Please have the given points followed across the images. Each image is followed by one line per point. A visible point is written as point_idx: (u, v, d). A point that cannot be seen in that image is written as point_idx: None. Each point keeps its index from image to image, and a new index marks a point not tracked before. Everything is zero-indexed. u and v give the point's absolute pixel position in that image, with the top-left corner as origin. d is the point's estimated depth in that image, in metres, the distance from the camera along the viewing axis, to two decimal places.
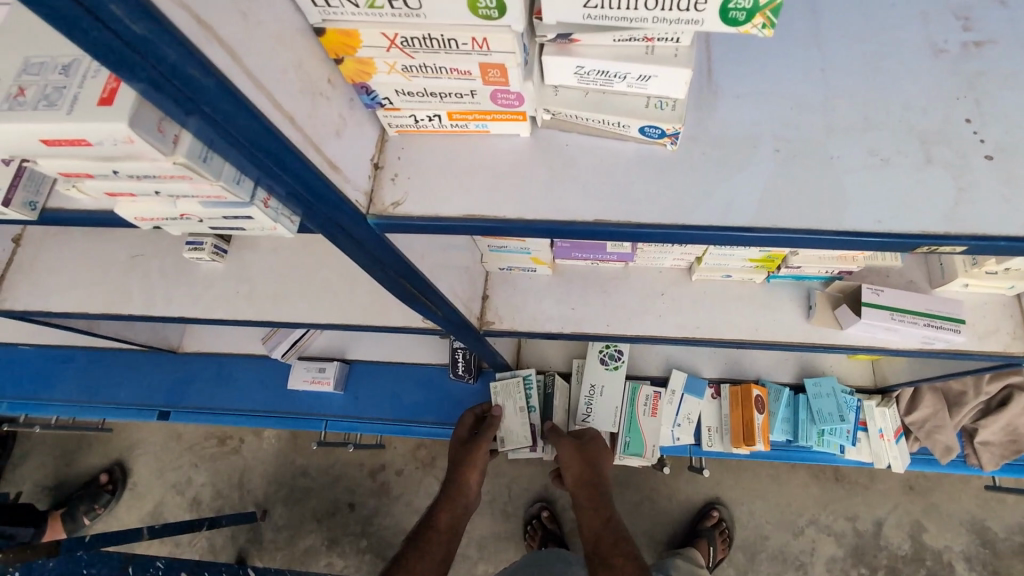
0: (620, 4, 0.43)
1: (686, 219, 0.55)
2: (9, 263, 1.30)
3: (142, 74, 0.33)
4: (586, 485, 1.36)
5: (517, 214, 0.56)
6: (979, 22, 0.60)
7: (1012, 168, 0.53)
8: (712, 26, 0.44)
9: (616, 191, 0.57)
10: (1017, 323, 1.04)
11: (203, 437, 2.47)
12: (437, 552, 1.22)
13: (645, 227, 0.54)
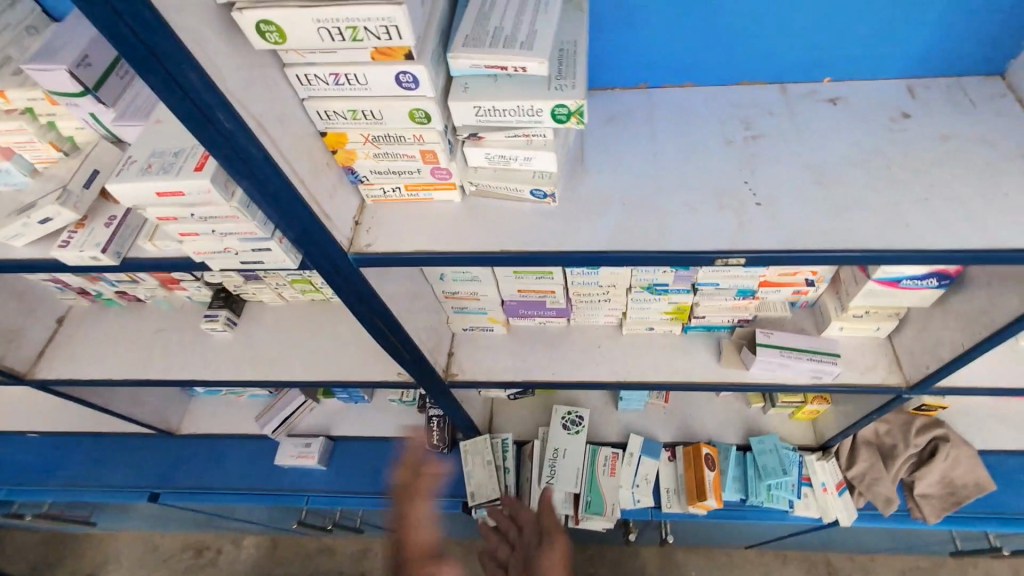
0: (494, 111, 0.72)
1: (562, 248, 0.82)
2: (51, 339, 1.55)
3: (224, 154, 0.61)
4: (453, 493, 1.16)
5: (451, 252, 0.83)
6: (755, 125, 0.92)
7: (774, 209, 0.81)
8: (549, 123, 0.72)
9: (518, 234, 0.84)
10: (891, 359, 1.25)
11: (181, 548, 2.46)
12: None
13: (535, 254, 0.81)
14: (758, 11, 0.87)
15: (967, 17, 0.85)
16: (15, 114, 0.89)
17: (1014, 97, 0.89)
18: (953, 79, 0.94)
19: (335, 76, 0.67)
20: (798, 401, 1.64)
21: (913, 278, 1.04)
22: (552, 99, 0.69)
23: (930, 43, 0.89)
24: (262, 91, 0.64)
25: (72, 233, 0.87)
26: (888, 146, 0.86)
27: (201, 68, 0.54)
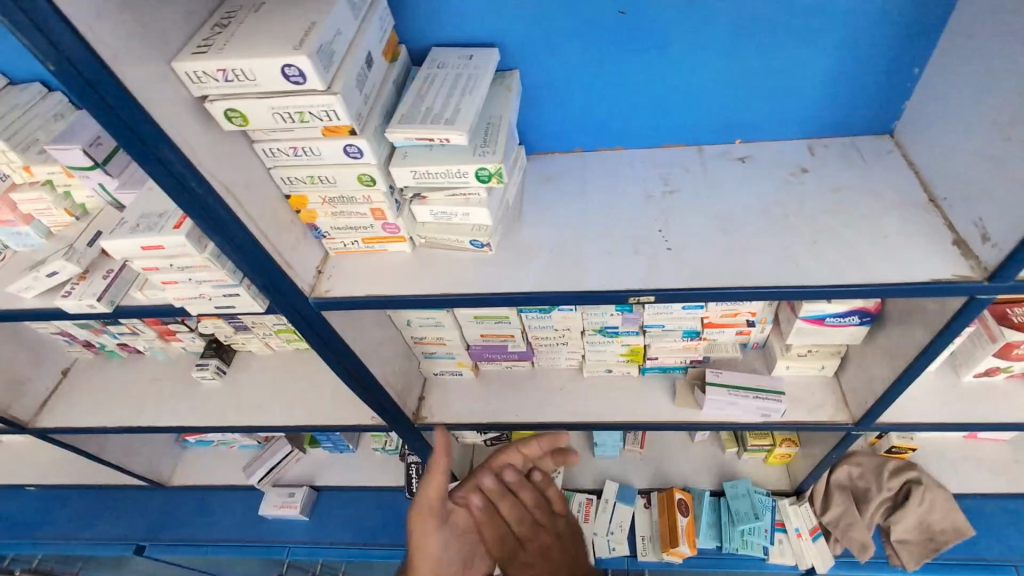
0: (429, 174, 0.85)
1: (495, 291, 0.93)
2: (54, 390, 1.66)
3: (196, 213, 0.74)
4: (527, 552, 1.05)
5: (399, 295, 0.94)
6: (673, 182, 1.05)
7: (682, 254, 0.92)
8: (474, 180, 0.86)
9: (458, 280, 0.95)
10: (837, 396, 1.31)
11: None
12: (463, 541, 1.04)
13: (471, 296, 0.93)
14: (664, 86, 1.03)
15: (843, 86, 0.99)
16: (36, 185, 1.05)
17: (899, 152, 1.01)
18: (848, 137, 1.06)
19: (293, 149, 0.81)
20: (767, 444, 1.68)
21: (835, 315, 1.12)
22: (475, 163, 0.83)
23: (817, 108, 1.03)
24: (231, 164, 0.78)
25: (74, 285, 0.99)
26: (786, 198, 0.98)
27: (175, 147, 0.68)
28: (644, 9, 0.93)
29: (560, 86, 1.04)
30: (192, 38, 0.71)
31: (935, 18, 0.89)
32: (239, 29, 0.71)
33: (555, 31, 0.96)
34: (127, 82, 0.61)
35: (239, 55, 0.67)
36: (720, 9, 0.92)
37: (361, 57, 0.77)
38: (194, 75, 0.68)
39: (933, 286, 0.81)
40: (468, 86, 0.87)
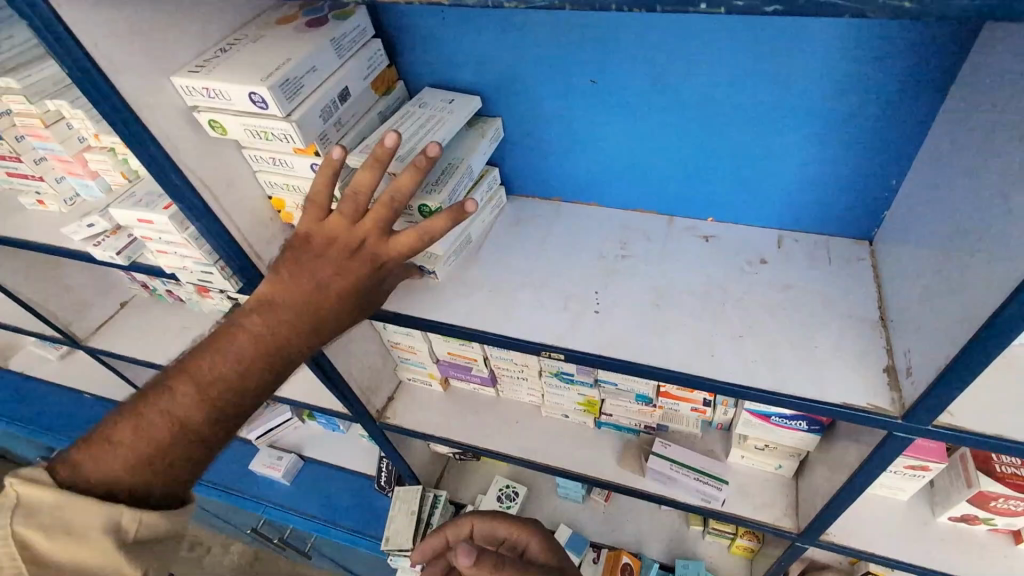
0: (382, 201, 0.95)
1: (427, 315, 1.00)
2: (110, 317, 1.95)
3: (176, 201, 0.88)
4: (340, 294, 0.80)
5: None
6: (631, 248, 1.05)
7: (606, 320, 0.93)
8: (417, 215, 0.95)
9: (402, 300, 1.04)
10: (790, 501, 1.23)
11: None
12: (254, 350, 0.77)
13: (406, 316, 1.01)
14: (637, 153, 1.05)
15: (819, 182, 0.96)
16: (104, 150, 1.26)
17: (871, 262, 0.95)
18: (824, 236, 1.02)
19: (271, 160, 0.93)
20: (729, 532, 1.60)
21: (781, 415, 1.08)
22: (418, 198, 0.92)
23: (791, 201, 1.00)
24: (212, 164, 0.91)
25: (105, 237, 1.18)
26: (732, 286, 0.96)
27: (159, 144, 0.82)
28: (616, 80, 0.96)
29: (539, 138, 1.09)
30: (197, 58, 0.86)
31: (914, 132, 0.85)
32: (233, 56, 0.84)
33: (534, 88, 1.02)
34: (122, 86, 0.76)
35: (218, 78, 0.80)
36: (691, 89, 0.92)
37: (335, 90, 0.88)
38: (186, 88, 0.82)
39: (842, 409, 0.78)
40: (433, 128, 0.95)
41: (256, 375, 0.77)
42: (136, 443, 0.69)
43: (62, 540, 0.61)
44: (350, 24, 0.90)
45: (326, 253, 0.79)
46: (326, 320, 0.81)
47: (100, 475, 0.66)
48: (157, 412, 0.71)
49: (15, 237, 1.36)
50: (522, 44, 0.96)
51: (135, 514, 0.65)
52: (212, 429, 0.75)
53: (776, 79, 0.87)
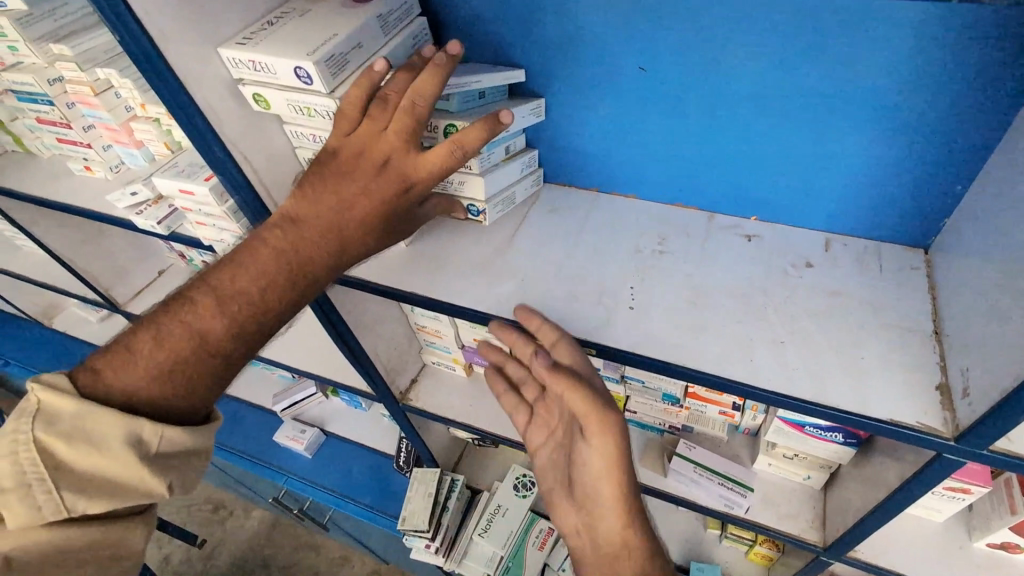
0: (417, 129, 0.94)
1: (459, 301, 0.99)
2: (148, 284, 2.00)
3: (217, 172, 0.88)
4: (365, 217, 0.78)
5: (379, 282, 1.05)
6: (669, 244, 1.02)
7: (640, 316, 0.91)
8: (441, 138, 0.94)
9: (433, 285, 1.03)
10: (817, 513, 1.19)
11: (203, 501, 2.84)
12: (271, 271, 0.77)
13: (436, 301, 1.00)
14: (681, 145, 1.01)
15: (875, 185, 0.91)
16: (148, 120, 1.28)
17: (926, 272, 0.90)
18: (875, 241, 0.97)
19: (312, 136, 0.93)
20: (748, 539, 1.57)
21: (816, 426, 1.04)
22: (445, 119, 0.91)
23: (842, 202, 0.96)
24: (253, 137, 0.91)
25: (147, 206, 1.21)
26: (775, 288, 0.92)
27: (203, 115, 0.82)
28: (665, 68, 0.92)
29: (580, 126, 1.06)
30: (244, 30, 0.86)
31: (983, 136, 0.79)
32: (279, 29, 0.84)
33: (579, 74, 0.99)
34: (169, 55, 0.76)
35: (264, 50, 0.79)
36: (743, 81, 0.89)
37: None
38: (232, 60, 0.82)
39: (888, 426, 0.74)
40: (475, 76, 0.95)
41: (275, 296, 0.77)
42: (155, 355, 0.72)
43: (81, 447, 0.67)
44: (397, 1, 0.88)
45: (353, 169, 0.78)
46: (350, 238, 0.79)
47: (119, 384, 0.71)
48: (178, 325, 0.74)
49: (62, 202, 1.40)
50: (569, 27, 0.93)
51: (155, 429, 0.69)
52: (229, 346, 0.76)
53: (836, 74, 0.82)
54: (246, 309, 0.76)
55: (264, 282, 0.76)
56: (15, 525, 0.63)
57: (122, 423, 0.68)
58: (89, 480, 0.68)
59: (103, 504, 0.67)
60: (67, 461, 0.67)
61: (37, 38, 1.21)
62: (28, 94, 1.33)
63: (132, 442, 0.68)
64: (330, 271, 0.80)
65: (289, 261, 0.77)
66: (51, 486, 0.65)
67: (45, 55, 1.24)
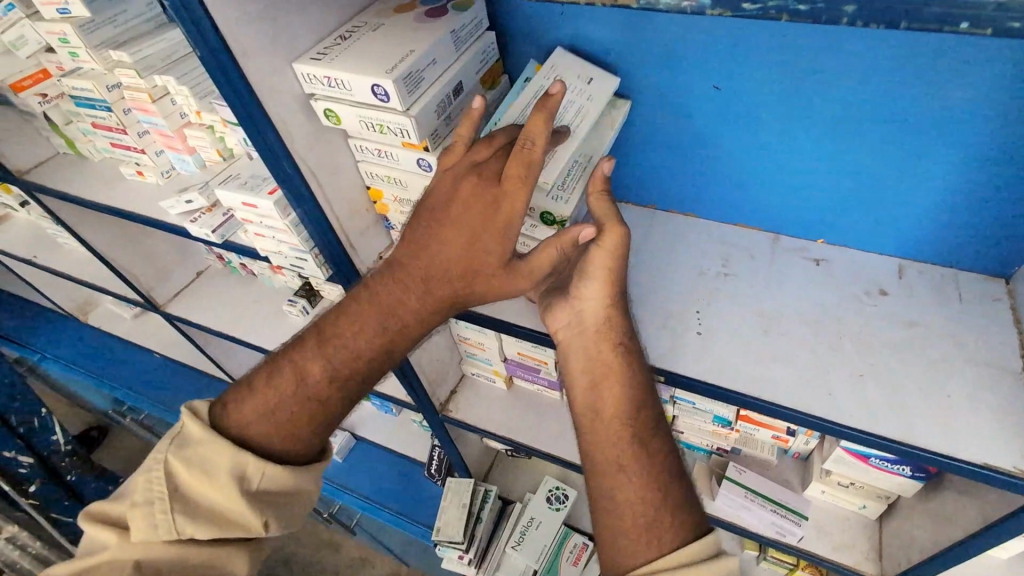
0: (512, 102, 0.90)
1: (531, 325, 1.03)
2: (186, 285, 2.01)
3: (285, 187, 0.88)
4: (456, 261, 0.77)
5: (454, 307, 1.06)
6: (733, 266, 1.00)
7: (708, 344, 0.90)
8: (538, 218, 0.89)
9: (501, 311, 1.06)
10: (873, 545, 1.16)
11: None
12: (371, 319, 0.80)
13: (515, 326, 1.03)
14: (748, 169, 0.98)
15: (956, 216, 0.88)
16: (202, 127, 1.29)
17: (1008, 303, 0.87)
18: (950, 270, 0.94)
19: (378, 151, 0.92)
20: (789, 563, 1.51)
21: (883, 458, 1.01)
22: (543, 205, 0.87)
23: (919, 232, 0.92)
24: (321, 152, 0.91)
25: (201, 214, 1.21)
26: (848, 317, 0.90)
27: (276, 131, 0.82)
28: (741, 89, 0.89)
29: (644, 145, 1.04)
30: (318, 44, 0.85)
31: None
32: (354, 44, 0.83)
33: (647, 92, 0.96)
34: (248, 72, 0.76)
35: (340, 68, 0.79)
36: (822, 108, 0.85)
37: (450, 85, 0.86)
38: (306, 76, 0.82)
39: (981, 469, 0.72)
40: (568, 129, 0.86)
41: (370, 343, 0.80)
42: (266, 395, 0.78)
43: (196, 472, 0.74)
44: (470, 16, 0.87)
45: (443, 214, 0.77)
46: (440, 283, 0.78)
47: (236, 419, 0.78)
48: (286, 368, 0.80)
49: (114, 205, 1.42)
50: (640, 45, 0.91)
51: (259, 467, 0.75)
52: (327, 391, 0.80)
53: (924, 104, 0.79)
54: (343, 354, 0.79)
55: (363, 331, 0.80)
56: (139, 538, 0.70)
57: (232, 457, 0.74)
58: (197, 505, 0.74)
59: (206, 529, 0.72)
60: (184, 485, 0.74)
61: (97, 45, 1.21)
62: (86, 100, 1.34)
63: (237, 476, 0.74)
64: (421, 319, 0.80)
65: (385, 308, 0.79)
66: (166, 506, 0.71)
67: (104, 62, 1.24)
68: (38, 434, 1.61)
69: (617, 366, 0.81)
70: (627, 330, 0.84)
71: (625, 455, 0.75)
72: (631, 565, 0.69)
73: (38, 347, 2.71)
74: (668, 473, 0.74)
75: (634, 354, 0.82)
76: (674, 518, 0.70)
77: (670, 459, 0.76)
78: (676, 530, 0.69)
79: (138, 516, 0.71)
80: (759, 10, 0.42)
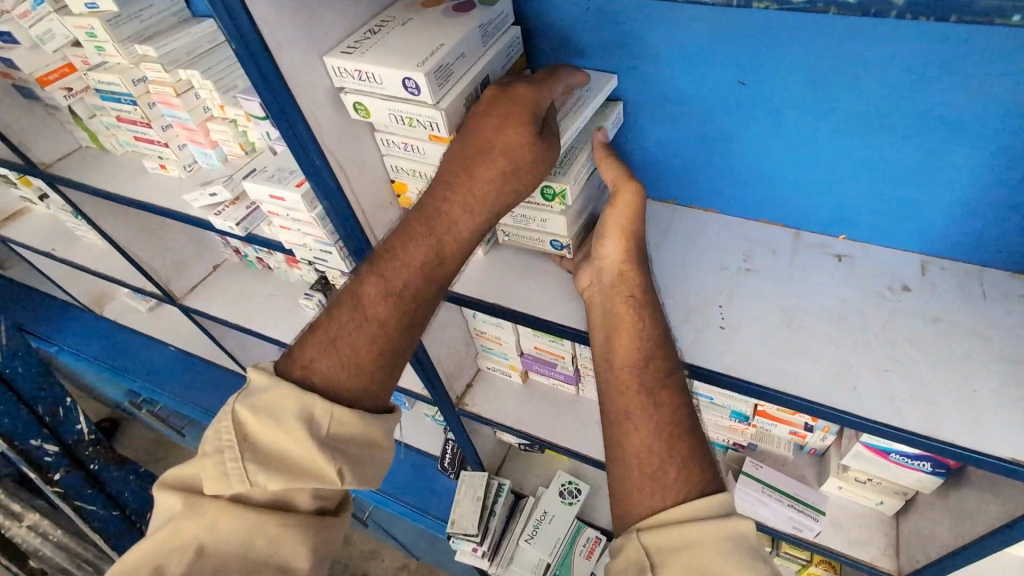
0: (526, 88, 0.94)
1: (555, 319, 1.02)
2: (203, 278, 2.03)
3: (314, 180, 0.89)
4: (507, 155, 0.81)
5: (470, 294, 1.08)
6: (754, 260, 1.01)
7: (731, 338, 0.90)
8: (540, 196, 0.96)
9: (524, 303, 1.05)
10: (890, 541, 1.17)
11: None
12: (422, 230, 0.83)
13: (538, 318, 1.02)
14: (770, 163, 0.98)
15: (980, 210, 0.88)
16: (225, 121, 1.30)
17: None
18: (973, 266, 0.94)
19: (405, 144, 0.93)
20: (803, 559, 1.50)
21: (903, 454, 1.01)
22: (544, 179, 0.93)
23: (942, 227, 0.92)
24: (348, 145, 0.92)
25: (225, 207, 1.23)
26: (872, 312, 0.90)
27: (306, 124, 0.84)
28: (765, 83, 0.89)
29: (666, 140, 1.04)
30: (347, 38, 0.86)
31: None
32: (383, 38, 0.84)
33: (670, 87, 0.96)
34: (281, 65, 0.77)
35: (371, 62, 0.80)
36: (845, 100, 0.85)
37: (478, 78, 0.87)
38: (337, 69, 0.83)
39: (1011, 465, 0.73)
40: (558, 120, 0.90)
41: (424, 252, 0.83)
42: (327, 328, 0.80)
43: (266, 421, 0.74)
44: (497, 10, 0.88)
45: (479, 122, 0.82)
46: (487, 179, 0.82)
47: (302, 359, 0.78)
48: (344, 302, 0.82)
49: (138, 198, 1.44)
50: (665, 39, 0.91)
51: (326, 409, 0.75)
52: (385, 307, 0.81)
53: (951, 95, 0.79)
54: (401, 277, 0.82)
55: (416, 241, 0.82)
56: (211, 487, 0.71)
57: (298, 402, 0.74)
58: (268, 455, 0.74)
59: (278, 480, 0.72)
60: (254, 436, 0.74)
61: (124, 39, 1.23)
62: (111, 93, 1.36)
63: (308, 420, 0.74)
64: (472, 220, 0.83)
65: (437, 217, 0.82)
66: (237, 454, 0.72)
67: (130, 56, 1.26)
68: (62, 424, 1.62)
69: (632, 316, 0.84)
70: (641, 283, 0.88)
71: (633, 404, 0.75)
72: (639, 515, 0.68)
73: (55, 339, 2.74)
74: (677, 425, 0.72)
75: (646, 304, 0.85)
76: (678, 471, 0.68)
77: (681, 413, 0.74)
78: (681, 483, 0.67)
79: (211, 465, 0.72)
80: (806, 4, 0.43)
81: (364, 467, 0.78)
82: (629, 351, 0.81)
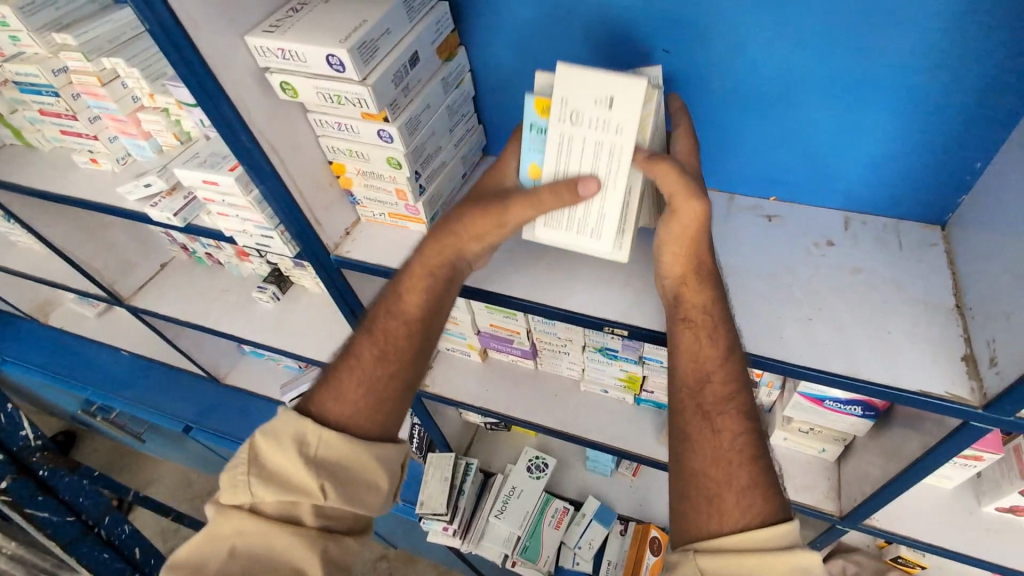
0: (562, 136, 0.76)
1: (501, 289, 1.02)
2: (151, 278, 1.97)
3: (246, 162, 0.88)
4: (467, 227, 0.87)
5: None
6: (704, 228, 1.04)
7: None
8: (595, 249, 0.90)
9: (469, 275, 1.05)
10: (832, 485, 1.24)
11: (206, 492, 2.82)
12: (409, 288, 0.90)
13: (484, 289, 1.02)
14: (702, 131, 1.01)
15: (895, 167, 0.93)
16: (156, 110, 1.25)
17: (945, 247, 0.93)
18: (892, 220, 0.99)
19: (338, 124, 0.92)
20: None
21: (836, 400, 1.07)
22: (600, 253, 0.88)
23: (862, 184, 0.97)
24: (280, 126, 0.90)
25: (161, 198, 1.19)
26: (799, 268, 0.95)
27: (232, 105, 0.82)
28: (689, 51, 0.91)
29: None
30: (269, 18, 0.85)
31: (1000, 118, 0.81)
32: (305, 16, 0.83)
33: (602, 58, 0.98)
34: (198, 44, 0.75)
35: (294, 39, 0.79)
36: (765, 65, 0.88)
37: (406, 54, 0.86)
38: (260, 48, 0.81)
39: (917, 396, 0.78)
40: (600, 178, 0.77)
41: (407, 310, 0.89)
42: (330, 368, 0.89)
43: (269, 440, 0.82)
44: None
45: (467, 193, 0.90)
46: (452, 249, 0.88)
47: (309, 393, 0.88)
48: (343, 351, 0.91)
49: (70, 195, 1.38)
50: (592, 10, 0.92)
51: (314, 432, 0.81)
52: (374, 357, 0.88)
53: (860, 58, 0.83)
54: (385, 326, 0.90)
55: (403, 298, 0.89)
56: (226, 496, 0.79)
57: (293, 423, 0.82)
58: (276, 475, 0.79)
59: (274, 494, 0.78)
60: (265, 455, 0.81)
61: (39, 28, 1.18)
62: (32, 86, 1.29)
63: (298, 441, 0.81)
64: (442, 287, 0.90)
65: (419, 277, 0.90)
66: (246, 469, 0.79)
67: (48, 46, 1.20)
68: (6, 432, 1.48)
69: (702, 339, 0.80)
70: (713, 302, 0.81)
71: (702, 430, 0.75)
72: (703, 536, 0.70)
73: None
74: (740, 454, 0.73)
75: (723, 328, 0.80)
76: (742, 499, 0.70)
77: (747, 443, 0.74)
78: (744, 511, 0.69)
79: (225, 477, 0.80)
80: None
81: (354, 488, 0.81)
82: (693, 377, 0.79)
